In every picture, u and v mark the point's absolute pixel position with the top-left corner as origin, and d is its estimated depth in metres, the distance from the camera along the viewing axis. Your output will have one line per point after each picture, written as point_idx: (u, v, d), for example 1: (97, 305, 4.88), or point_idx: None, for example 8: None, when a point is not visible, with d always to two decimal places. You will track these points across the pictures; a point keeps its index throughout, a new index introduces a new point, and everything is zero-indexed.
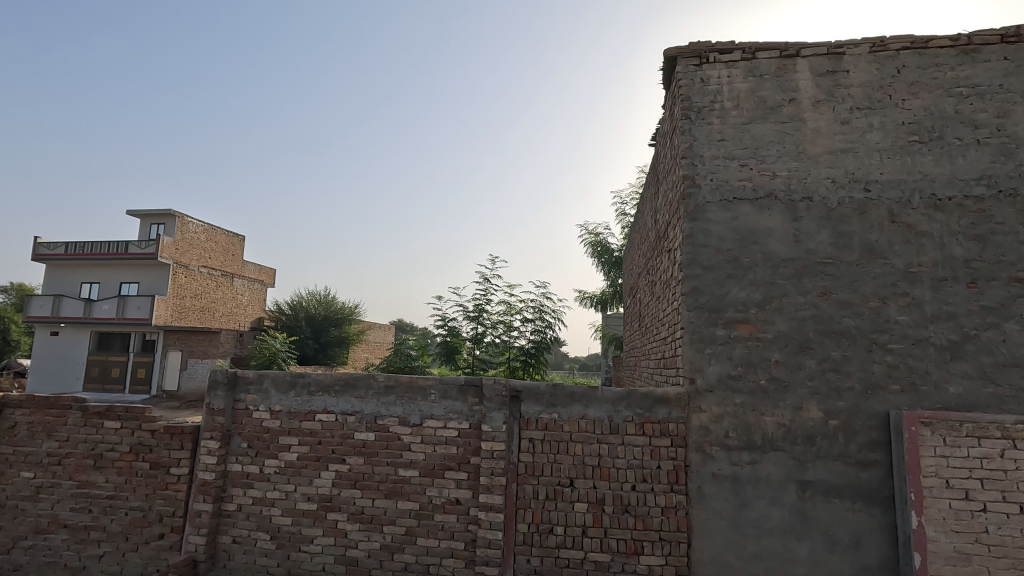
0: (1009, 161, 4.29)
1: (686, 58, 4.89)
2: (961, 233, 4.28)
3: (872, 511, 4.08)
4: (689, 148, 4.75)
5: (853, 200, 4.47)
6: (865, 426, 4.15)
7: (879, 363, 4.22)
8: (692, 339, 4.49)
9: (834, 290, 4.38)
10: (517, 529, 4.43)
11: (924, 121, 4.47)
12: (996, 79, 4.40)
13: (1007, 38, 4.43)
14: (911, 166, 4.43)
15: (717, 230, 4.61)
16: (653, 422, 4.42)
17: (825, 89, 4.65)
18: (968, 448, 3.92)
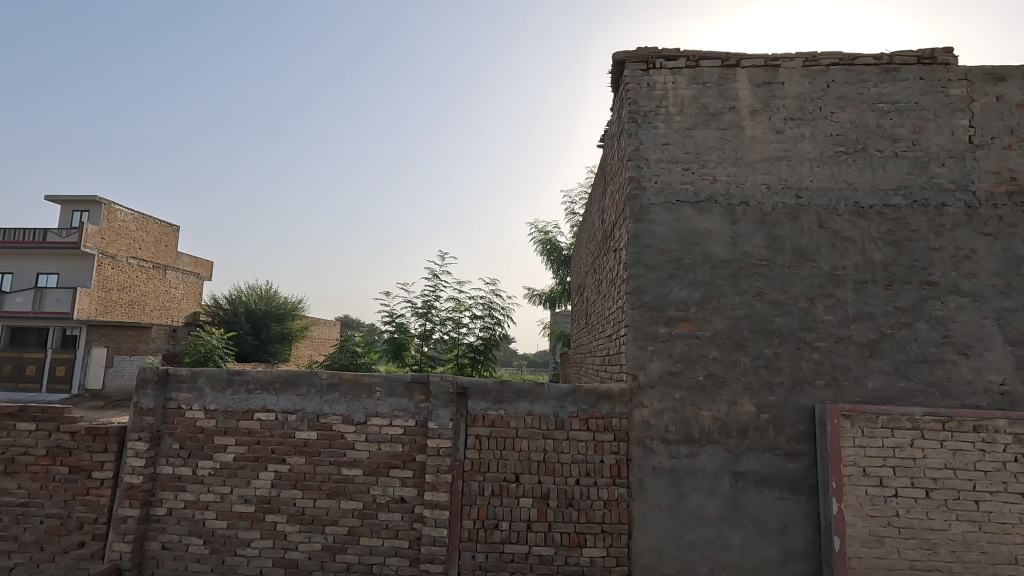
0: (922, 174, 4.64)
1: (633, 63, 5.02)
2: (880, 239, 4.60)
3: (797, 498, 4.34)
4: (635, 151, 4.87)
5: (785, 206, 4.72)
6: (793, 419, 4.41)
7: (806, 360, 4.48)
8: (635, 337, 4.62)
9: (767, 291, 4.62)
10: (462, 526, 4.43)
11: (850, 133, 4.77)
12: (912, 97, 4.75)
13: (923, 60, 4.78)
14: (837, 175, 4.72)
15: (660, 231, 4.76)
16: (597, 417, 4.52)
17: (762, 99, 4.88)
18: (882, 438, 4.23)
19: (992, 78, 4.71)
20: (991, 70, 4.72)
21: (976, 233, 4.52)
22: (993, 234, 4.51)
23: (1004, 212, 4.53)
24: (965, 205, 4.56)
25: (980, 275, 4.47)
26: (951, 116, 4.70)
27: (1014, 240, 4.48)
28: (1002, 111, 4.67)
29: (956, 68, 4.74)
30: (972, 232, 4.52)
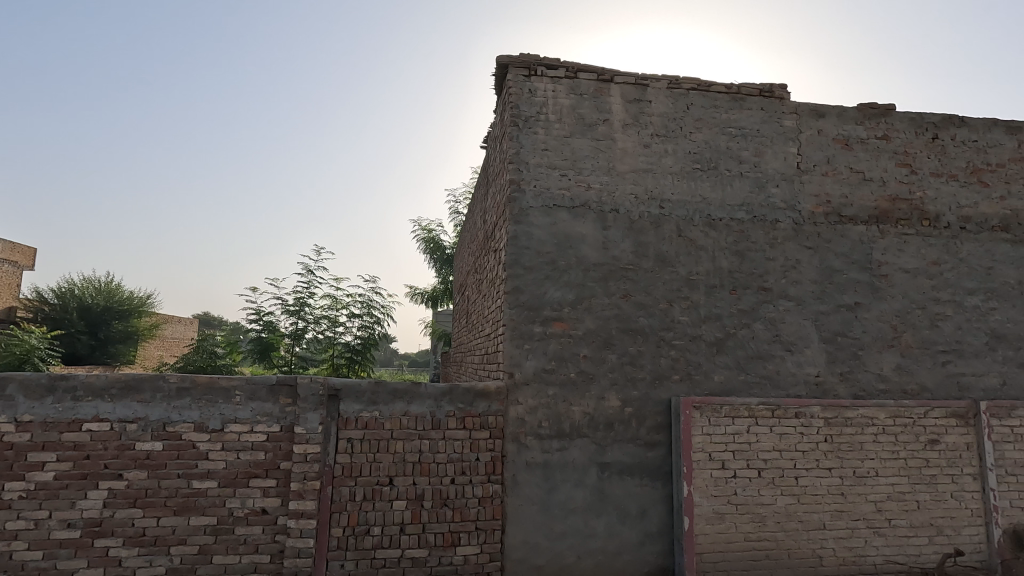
0: (761, 193, 5.29)
1: (516, 68, 5.13)
2: (727, 248, 5.16)
3: (655, 484, 4.71)
4: (516, 154, 4.99)
5: (650, 215, 5.11)
6: (652, 411, 4.79)
7: (665, 357, 4.89)
8: (512, 336, 4.72)
9: (633, 293, 4.96)
10: (331, 535, 4.22)
11: (705, 152, 5.29)
12: (755, 125, 5.39)
13: (764, 92, 5.45)
14: (694, 189, 5.21)
15: (538, 234, 4.91)
16: (473, 416, 4.55)
17: (633, 114, 5.24)
18: (725, 426, 4.75)
19: (816, 114, 5.49)
20: (814, 107, 5.50)
21: (801, 246, 5.25)
22: (813, 247, 5.26)
23: (822, 229, 5.30)
24: (793, 221, 5.27)
25: (803, 283, 5.19)
26: (784, 144, 5.41)
27: (829, 254, 5.26)
28: (822, 143, 5.46)
29: (789, 102, 5.46)
30: (798, 245, 5.24)
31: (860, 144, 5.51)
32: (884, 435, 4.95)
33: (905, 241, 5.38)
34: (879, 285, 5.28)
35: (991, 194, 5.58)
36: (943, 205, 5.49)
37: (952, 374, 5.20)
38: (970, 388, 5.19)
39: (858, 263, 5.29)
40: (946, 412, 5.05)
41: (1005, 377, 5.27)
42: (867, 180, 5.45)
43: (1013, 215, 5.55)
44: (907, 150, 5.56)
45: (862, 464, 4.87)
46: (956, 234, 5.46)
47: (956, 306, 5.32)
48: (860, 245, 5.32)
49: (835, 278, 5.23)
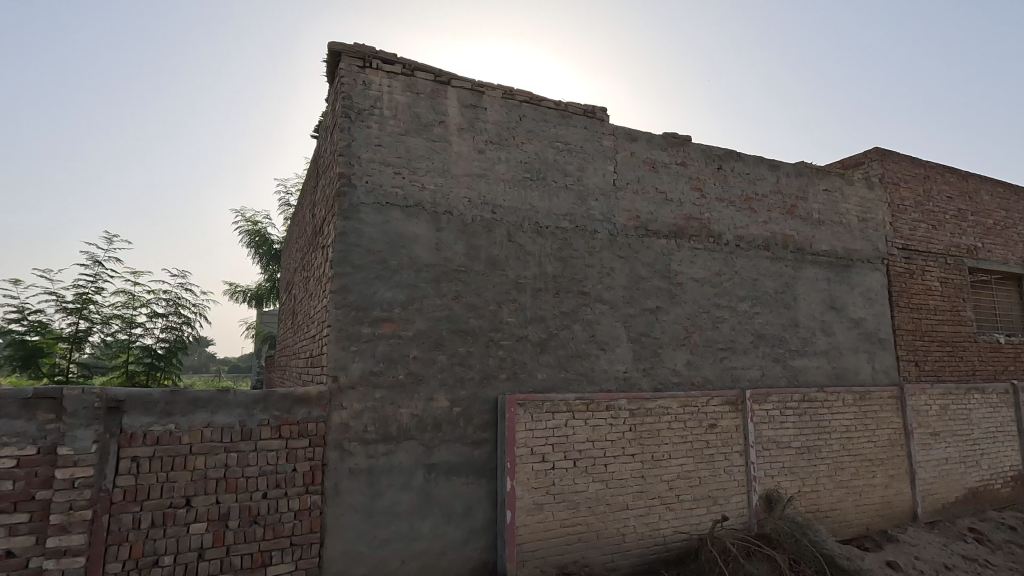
0: (583, 204, 5.75)
1: (350, 57, 4.90)
2: (552, 255, 5.51)
3: (480, 481, 4.83)
4: (347, 147, 4.77)
5: (482, 219, 5.25)
6: (479, 410, 4.91)
7: (493, 356, 5.05)
8: (338, 337, 4.49)
9: (464, 294, 5.04)
10: (106, 572, 3.58)
11: (535, 163, 5.59)
12: (579, 142, 5.85)
13: (587, 113, 5.94)
14: (524, 197, 5.47)
15: (368, 231, 4.75)
16: (290, 424, 4.23)
17: (468, 119, 5.34)
18: (546, 421, 5.07)
19: (629, 137, 6.15)
20: (628, 131, 6.15)
21: (615, 255, 5.82)
22: (625, 256, 5.86)
23: (632, 241, 5.93)
24: (609, 232, 5.82)
25: (616, 288, 5.76)
26: (603, 161, 5.95)
27: (637, 263, 5.91)
28: (634, 164, 6.12)
29: (608, 124, 6.03)
30: (613, 254, 5.80)
31: (663, 168, 6.29)
32: (676, 422, 5.70)
33: (696, 254, 6.27)
34: (675, 292, 6.07)
35: (758, 219, 6.76)
36: (724, 225, 6.51)
37: (727, 367, 6.18)
38: (739, 379, 6.22)
39: (660, 271, 6.03)
40: (721, 400, 5.98)
41: (764, 369, 6.41)
42: (668, 200, 6.24)
43: (773, 236, 6.79)
44: (699, 177, 6.49)
45: (658, 448, 5.55)
46: (733, 250, 6.50)
47: (731, 311, 6.34)
48: (661, 256, 6.06)
49: (642, 284, 5.90)
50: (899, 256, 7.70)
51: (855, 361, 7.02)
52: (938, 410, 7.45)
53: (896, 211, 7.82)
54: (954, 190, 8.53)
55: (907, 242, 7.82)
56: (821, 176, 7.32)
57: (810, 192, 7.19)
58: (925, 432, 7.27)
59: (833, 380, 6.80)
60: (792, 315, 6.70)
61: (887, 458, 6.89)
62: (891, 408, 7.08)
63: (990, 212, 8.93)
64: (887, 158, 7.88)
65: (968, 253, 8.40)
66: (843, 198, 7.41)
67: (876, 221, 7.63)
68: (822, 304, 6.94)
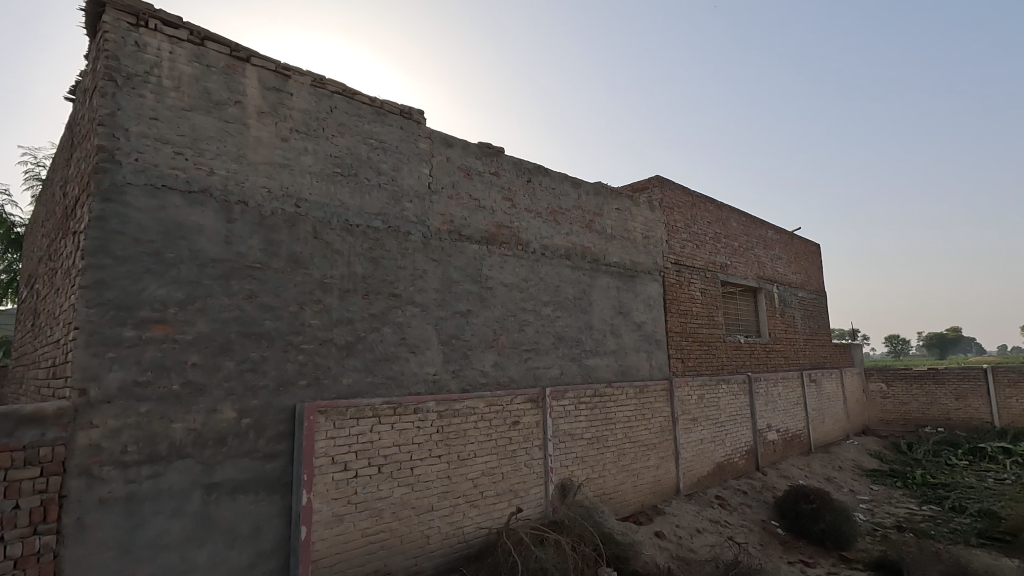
0: (396, 205, 5.65)
1: (117, 10, 4.15)
2: (362, 255, 5.31)
3: (272, 497, 4.42)
4: (110, 116, 4.02)
5: (284, 213, 4.84)
6: (274, 420, 4.50)
7: (291, 361, 4.68)
8: (89, 341, 3.75)
9: (259, 294, 4.59)
10: None
11: (346, 158, 5.34)
12: (395, 141, 5.75)
13: (404, 114, 5.88)
14: (333, 192, 5.19)
15: (137, 218, 4.06)
16: (12, 450, 3.34)
17: (270, 103, 4.89)
18: (349, 428, 4.87)
19: (445, 143, 6.23)
20: (444, 136, 6.24)
21: (428, 258, 5.83)
22: (437, 259, 5.90)
23: (445, 244, 6.01)
24: (422, 235, 5.81)
25: (427, 291, 5.76)
26: (418, 164, 5.94)
27: (449, 266, 6.00)
28: (449, 169, 6.22)
29: (424, 127, 6.04)
30: (425, 257, 5.80)
31: (477, 176, 6.50)
32: (482, 421, 5.90)
33: (506, 260, 6.59)
34: (485, 296, 6.29)
35: (561, 230, 7.38)
36: (532, 234, 6.96)
37: (530, 367, 6.60)
38: (541, 378, 6.69)
39: (471, 275, 6.20)
40: (524, 398, 6.37)
41: (563, 368, 6.99)
42: (481, 207, 6.46)
43: (573, 247, 7.45)
44: (510, 187, 6.86)
45: (464, 448, 5.69)
46: (538, 258, 6.98)
47: (536, 315, 6.79)
48: (473, 261, 6.24)
49: (454, 287, 6.00)
50: (672, 269, 9.06)
51: (636, 359, 8.04)
52: (697, 399, 8.90)
53: (670, 231, 9.18)
54: (712, 217, 10.33)
55: (678, 257, 9.23)
56: (614, 196, 8.27)
57: (605, 210, 8.08)
58: (687, 418, 8.63)
59: (619, 377, 7.70)
60: (587, 319, 7.42)
61: (658, 442, 8.01)
62: (663, 399, 8.26)
63: (737, 237, 11.01)
64: (665, 185, 9.23)
65: (720, 270, 10.23)
66: (631, 217, 8.47)
67: (655, 239, 8.86)
68: (612, 309, 7.82)
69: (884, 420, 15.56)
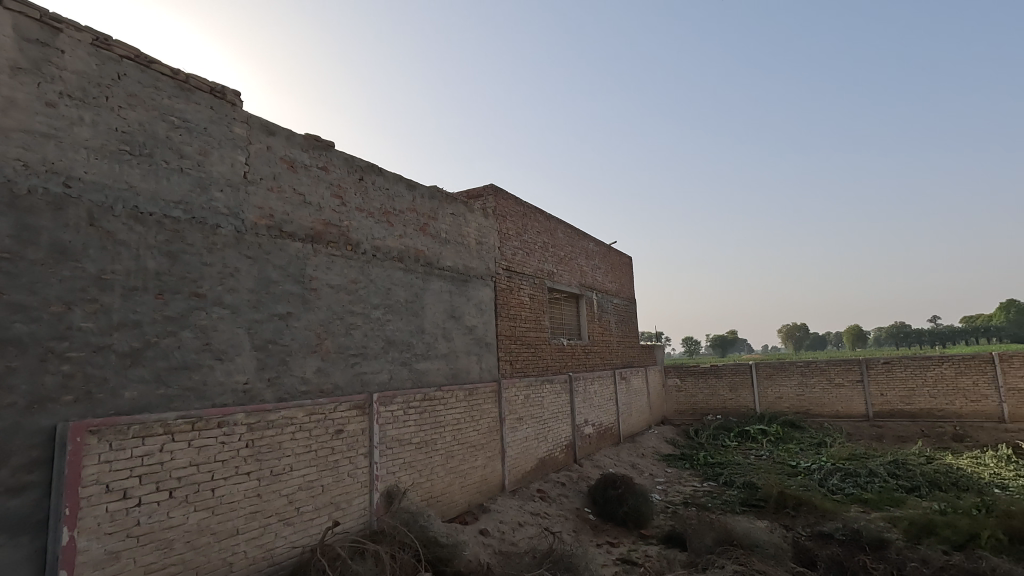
0: (203, 194, 5.01)
1: None
2: (156, 248, 4.61)
3: (18, 541, 3.58)
4: None
5: (46, 193, 3.99)
6: (23, 445, 3.67)
7: (52, 373, 3.87)
8: None
9: (5, 290, 3.72)
10: None
11: (137, 135, 4.59)
12: (203, 122, 5.10)
13: (215, 92, 5.25)
14: (118, 173, 4.42)
15: None
16: None
17: (30, 58, 4.01)
18: (131, 449, 4.18)
19: (265, 130, 5.71)
20: (265, 123, 5.71)
21: (240, 254, 5.27)
22: (252, 257, 5.37)
23: (262, 241, 5.49)
24: (234, 229, 5.23)
25: (239, 291, 5.20)
26: (232, 150, 5.35)
27: (266, 265, 5.49)
28: (269, 159, 5.71)
29: (240, 110, 5.46)
30: (238, 254, 5.24)
31: (303, 169, 6.07)
32: (300, 432, 5.50)
33: (333, 261, 6.24)
34: (309, 297, 5.88)
35: (394, 232, 7.22)
36: (362, 234, 6.69)
37: (357, 373, 6.33)
38: (369, 383, 6.45)
39: (292, 276, 5.75)
40: (349, 406, 6.09)
41: (392, 373, 6.83)
42: (306, 202, 6.03)
43: (406, 250, 7.35)
44: (340, 184, 6.52)
45: (278, 462, 5.24)
46: (369, 259, 6.74)
47: (365, 318, 6.54)
48: (295, 260, 5.80)
49: (271, 288, 5.51)
50: (503, 275, 9.43)
51: (467, 362, 8.20)
52: (523, 399, 9.37)
53: (502, 239, 9.55)
54: (541, 227, 11.00)
55: (509, 264, 9.64)
56: (449, 201, 8.35)
57: (440, 214, 8.12)
58: (513, 417, 9.03)
59: (449, 380, 7.77)
60: (419, 323, 7.37)
61: (485, 443, 8.25)
62: (491, 400, 8.54)
63: (562, 247, 11.86)
64: (498, 194, 9.58)
65: (547, 277, 10.92)
66: (465, 223, 8.63)
67: (488, 245, 9.15)
68: (444, 313, 7.87)
69: (679, 410, 18.01)
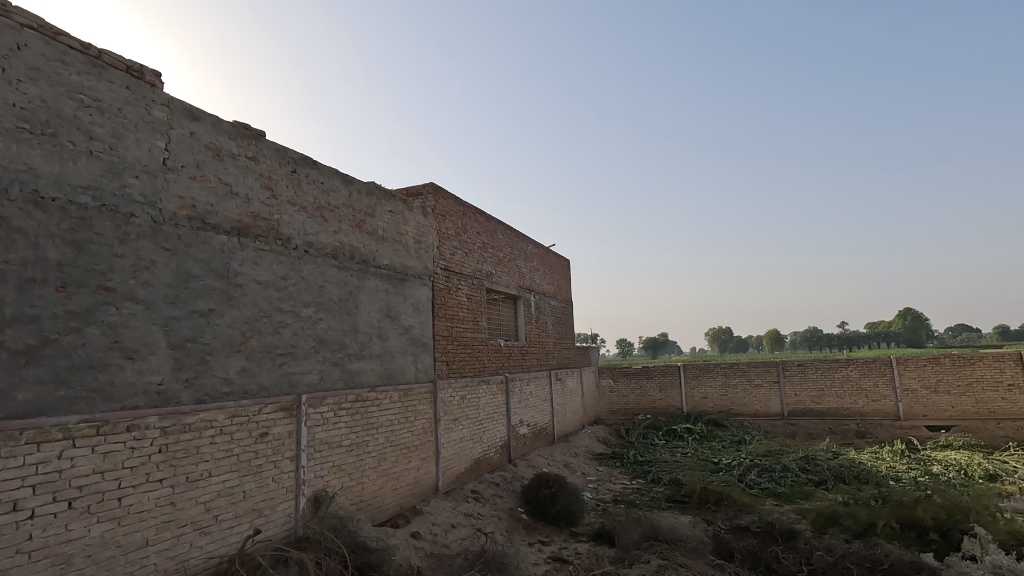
0: (115, 180, 4.64)
1: None
2: (58, 236, 4.22)
3: None
4: None
5: None
6: None
7: None
8: None
9: None
10: None
11: (39, 112, 4.19)
12: (117, 103, 4.72)
13: (131, 71, 4.88)
14: (15, 154, 4.02)
15: None
16: None
17: None
18: (23, 456, 3.80)
19: (189, 115, 5.37)
20: (188, 107, 5.37)
21: (157, 246, 4.92)
22: (170, 249, 5.03)
23: (182, 232, 5.16)
24: (150, 219, 4.88)
25: (154, 285, 4.86)
26: (150, 134, 4.98)
27: (186, 258, 5.16)
28: (192, 146, 5.37)
29: (160, 92, 5.10)
30: (153, 245, 4.89)
31: (230, 158, 5.75)
32: (221, 435, 5.21)
33: (261, 256, 5.95)
34: (233, 294, 5.58)
35: (329, 228, 6.99)
36: (294, 229, 6.43)
37: (285, 373, 6.07)
38: (297, 384, 6.21)
39: (216, 270, 5.44)
40: (275, 407, 5.82)
41: (323, 373, 6.60)
42: (232, 193, 5.72)
43: (341, 247, 7.13)
44: (270, 176, 6.24)
45: (195, 468, 4.93)
46: (301, 255, 6.49)
47: (294, 316, 6.28)
48: (219, 254, 5.49)
49: (191, 283, 5.18)
50: (441, 275, 9.34)
51: (402, 362, 8.06)
52: (459, 399, 9.32)
53: (441, 238, 9.46)
54: (481, 227, 10.99)
55: (447, 264, 9.57)
56: (388, 198, 8.19)
57: (377, 211, 7.93)
58: (448, 418, 8.96)
59: (383, 380, 7.60)
60: (352, 322, 7.17)
61: (420, 444, 8.14)
62: (426, 401, 8.43)
63: (502, 248, 11.91)
64: (438, 193, 9.49)
65: (486, 277, 10.93)
66: (404, 221, 8.49)
67: (427, 244, 9.04)
68: (379, 312, 7.69)
69: (611, 410, 18.52)
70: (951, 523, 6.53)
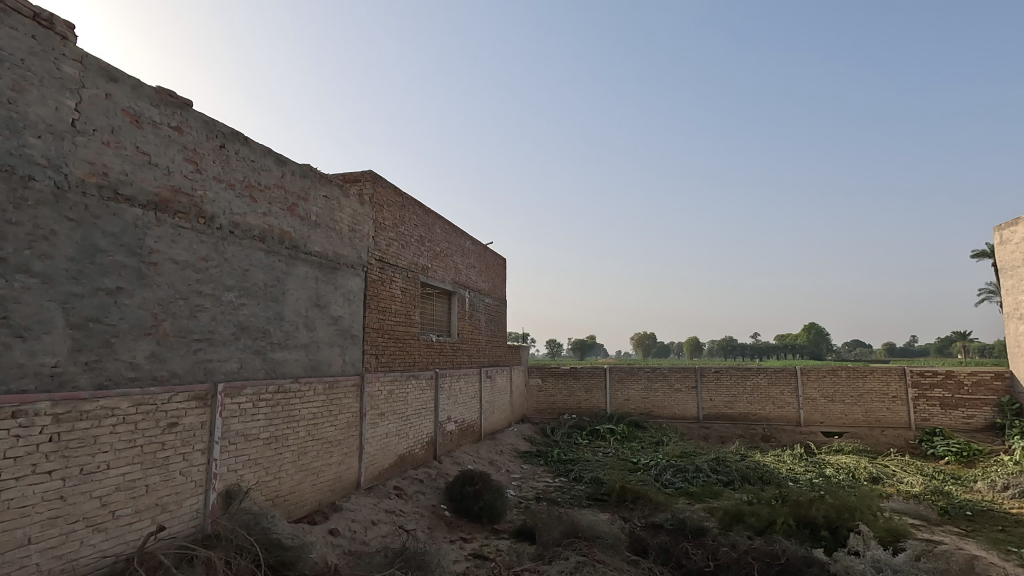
0: (13, 138, 4.16)
1: None
2: None
3: None
4: None
5: None
6: None
7: None
8: None
9: None
10: None
11: None
12: (19, 52, 4.24)
13: (39, 19, 4.39)
14: None
15: None
16: None
17: None
18: None
19: (105, 74, 4.91)
20: (104, 65, 4.90)
21: (59, 215, 4.47)
22: (75, 219, 4.59)
23: (90, 202, 4.71)
24: (53, 184, 4.43)
25: (53, 258, 4.41)
26: (58, 91, 4.52)
27: (94, 230, 4.73)
28: (107, 109, 4.91)
29: (72, 46, 4.64)
30: (55, 214, 4.44)
31: (150, 125, 5.31)
32: (124, 425, 4.81)
33: (180, 233, 5.55)
34: (146, 273, 5.17)
35: (257, 209, 6.63)
36: (219, 207, 6.05)
37: (200, 360, 5.69)
38: (213, 372, 5.84)
39: (127, 246, 5.01)
40: (187, 396, 5.45)
41: (242, 361, 6.25)
42: (151, 164, 5.30)
43: (270, 230, 6.78)
44: (196, 148, 5.83)
45: (90, 459, 4.52)
46: (225, 236, 6.11)
47: (214, 300, 5.91)
48: (131, 228, 5.06)
49: (98, 258, 4.75)
50: (375, 266, 9.11)
51: (329, 354, 7.78)
52: (386, 394, 9.13)
53: (377, 228, 9.21)
54: (419, 220, 10.83)
55: (382, 254, 9.35)
56: (323, 182, 7.87)
57: (311, 195, 7.61)
58: (375, 413, 8.75)
59: (308, 372, 7.31)
60: (277, 309, 6.83)
61: (343, 439, 7.91)
62: (352, 395, 8.20)
63: (439, 242, 11.78)
64: (377, 182, 9.24)
65: (421, 271, 10.78)
66: (339, 207, 8.19)
67: (362, 233, 8.78)
68: (308, 300, 7.39)
69: (538, 409, 18.79)
70: (839, 521, 7.16)
